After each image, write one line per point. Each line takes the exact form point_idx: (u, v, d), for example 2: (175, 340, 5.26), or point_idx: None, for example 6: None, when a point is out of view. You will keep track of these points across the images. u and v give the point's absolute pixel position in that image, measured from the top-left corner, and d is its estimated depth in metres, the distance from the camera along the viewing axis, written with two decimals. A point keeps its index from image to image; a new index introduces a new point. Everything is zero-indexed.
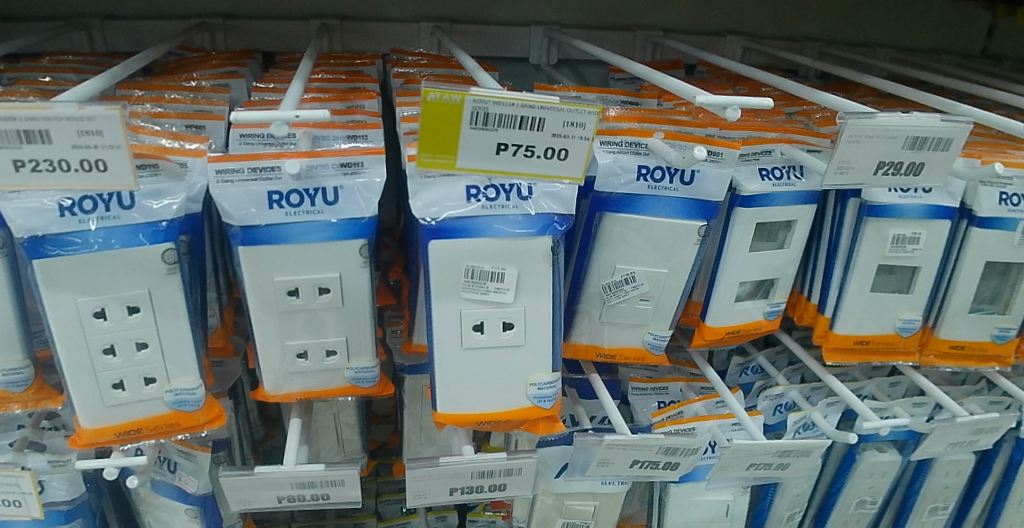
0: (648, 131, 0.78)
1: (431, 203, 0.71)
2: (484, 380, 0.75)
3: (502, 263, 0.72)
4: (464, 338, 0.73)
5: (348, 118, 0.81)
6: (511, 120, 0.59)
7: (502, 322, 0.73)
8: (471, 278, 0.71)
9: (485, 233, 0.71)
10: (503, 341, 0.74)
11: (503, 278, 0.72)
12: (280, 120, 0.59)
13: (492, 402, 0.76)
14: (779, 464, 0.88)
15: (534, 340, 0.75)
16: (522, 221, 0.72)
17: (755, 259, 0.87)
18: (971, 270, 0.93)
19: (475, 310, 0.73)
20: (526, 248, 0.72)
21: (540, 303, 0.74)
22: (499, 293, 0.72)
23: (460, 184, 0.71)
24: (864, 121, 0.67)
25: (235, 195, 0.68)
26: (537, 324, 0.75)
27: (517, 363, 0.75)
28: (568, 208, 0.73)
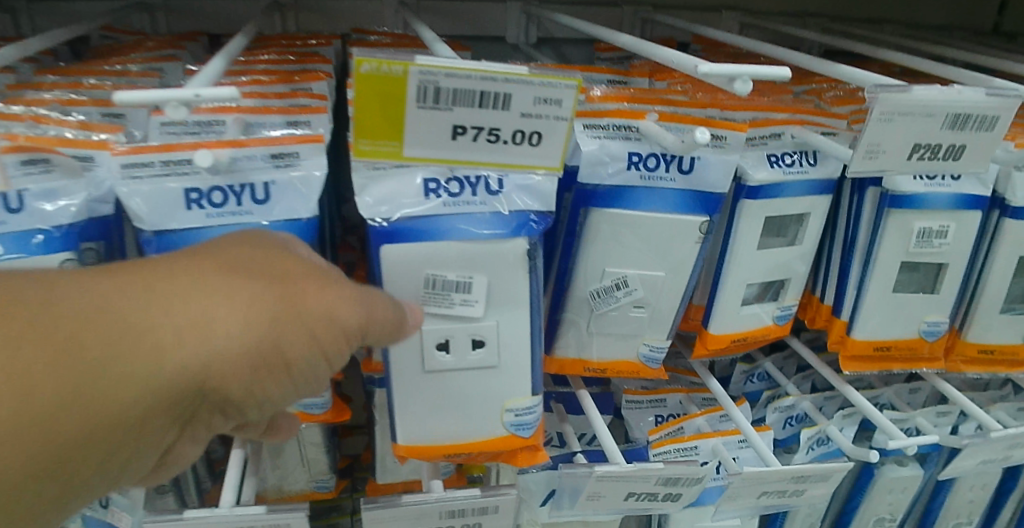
0: (640, 112, 0.67)
1: (384, 199, 0.59)
2: (453, 406, 0.64)
3: (468, 271, 0.61)
4: (429, 357, 0.63)
5: (289, 102, 0.69)
6: (468, 96, 0.49)
7: (471, 339, 0.62)
8: (431, 289, 0.61)
9: (449, 235, 0.60)
10: (473, 360, 0.63)
11: (470, 288, 0.61)
12: (175, 100, 0.48)
13: (462, 432, 0.65)
14: (794, 490, 0.77)
15: (509, 359, 0.64)
16: (491, 220, 0.61)
17: (764, 258, 0.76)
18: (1004, 267, 0.83)
19: (439, 324, 0.62)
20: (498, 251, 0.61)
21: (517, 315, 0.63)
22: (467, 305, 0.61)
23: (417, 175, 0.59)
24: (898, 96, 0.57)
25: (146, 193, 0.57)
26: (513, 341, 0.63)
27: (490, 384, 0.64)
28: (548, 204, 0.62)
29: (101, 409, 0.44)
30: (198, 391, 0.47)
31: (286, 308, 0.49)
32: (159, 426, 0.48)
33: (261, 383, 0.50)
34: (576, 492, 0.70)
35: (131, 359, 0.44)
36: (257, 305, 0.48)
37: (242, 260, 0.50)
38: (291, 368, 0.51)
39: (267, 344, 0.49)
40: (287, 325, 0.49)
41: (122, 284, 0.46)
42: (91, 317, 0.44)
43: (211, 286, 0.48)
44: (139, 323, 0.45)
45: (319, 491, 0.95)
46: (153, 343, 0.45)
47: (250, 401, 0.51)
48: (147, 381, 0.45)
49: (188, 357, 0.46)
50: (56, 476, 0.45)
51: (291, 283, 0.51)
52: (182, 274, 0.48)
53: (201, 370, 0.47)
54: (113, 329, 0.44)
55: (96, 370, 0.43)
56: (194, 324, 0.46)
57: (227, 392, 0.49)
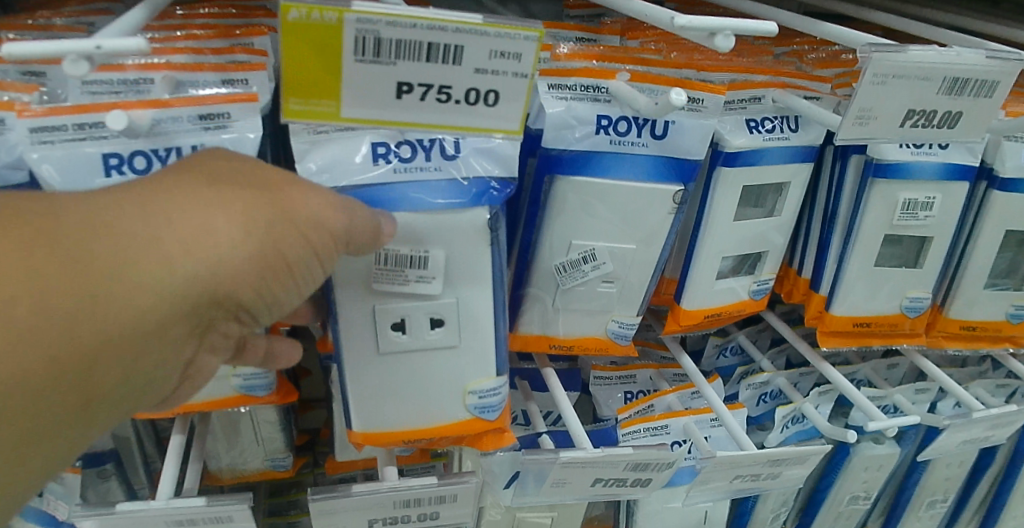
0: (610, 72, 0.61)
1: (328, 165, 0.54)
2: (408, 391, 0.60)
3: (424, 244, 0.55)
4: (381, 338, 0.58)
5: (226, 59, 0.63)
6: (414, 49, 0.43)
7: (428, 318, 0.58)
8: (383, 265, 0.55)
9: (400, 205, 0.54)
10: (431, 340, 0.58)
11: (427, 263, 0.56)
12: (74, 52, 0.42)
13: (421, 418, 0.61)
14: (769, 474, 0.74)
15: (470, 337, 0.59)
16: (446, 188, 0.55)
17: (740, 228, 0.72)
18: (990, 240, 0.79)
19: (393, 303, 0.57)
20: (453, 222, 0.56)
21: (476, 291, 0.58)
22: (423, 282, 0.56)
23: (366, 138, 0.54)
24: (892, 56, 0.52)
25: (58, 159, 0.50)
26: (472, 320, 0.59)
27: (447, 365, 0.60)
28: (509, 169, 0.57)
29: (114, 324, 0.44)
30: (207, 301, 0.46)
31: (278, 214, 0.48)
32: (172, 342, 0.47)
33: (268, 287, 0.49)
34: (541, 476, 0.66)
35: (138, 270, 0.44)
36: (249, 211, 0.47)
37: (228, 169, 0.48)
38: (296, 270, 0.49)
39: (267, 248, 0.47)
40: (284, 228, 0.48)
41: (114, 200, 0.45)
42: (92, 233, 0.43)
43: (197, 196, 0.46)
44: (139, 235, 0.44)
45: (276, 470, 0.89)
46: (154, 254, 0.44)
47: (259, 309, 0.50)
48: (156, 292, 0.44)
49: (191, 266, 0.45)
50: (82, 396, 0.45)
51: (281, 189, 0.49)
52: (172, 188, 0.46)
53: (207, 278, 0.46)
54: (115, 242, 0.43)
55: (105, 282, 0.43)
56: (190, 234, 0.45)
57: (238, 300, 0.48)
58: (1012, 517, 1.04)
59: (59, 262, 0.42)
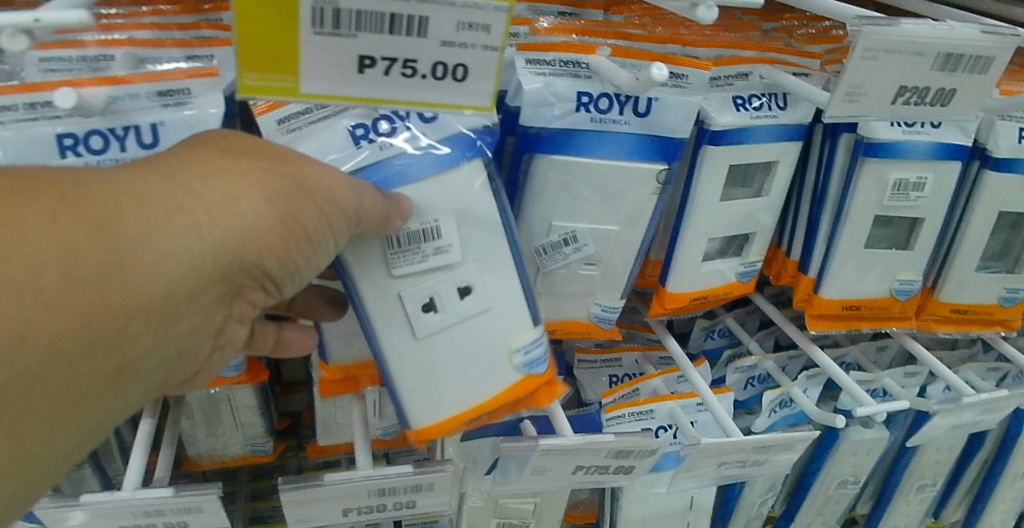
0: (591, 46, 0.59)
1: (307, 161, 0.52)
2: (458, 366, 0.55)
3: (430, 215, 0.53)
4: (413, 318, 0.54)
5: (192, 35, 0.60)
6: (375, 20, 0.41)
7: (456, 287, 0.54)
8: (395, 247, 0.53)
9: (395, 182, 0.52)
10: (464, 310, 0.54)
11: (439, 233, 0.53)
12: (11, 26, 0.39)
13: (477, 393, 0.56)
14: (754, 461, 0.73)
15: (502, 297, 0.56)
16: (429, 158, 0.53)
17: (727, 209, 0.70)
18: (983, 222, 0.77)
19: (417, 282, 0.53)
20: (450, 184, 0.53)
21: (489, 254, 0.55)
22: (441, 254, 0.53)
23: (341, 125, 0.52)
24: (884, 29, 0.50)
25: (9, 141, 0.48)
26: (499, 277, 0.56)
27: (490, 329, 0.55)
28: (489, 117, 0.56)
29: (142, 291, 0.43)
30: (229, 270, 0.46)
31: (295, 184, 0.47)
32: (197, 311, 0.47)
33: (288, 256, 0.48)
34: (521, 464, 0.65)
35: (162, 237, 0.43)
36: (267, 182, 0.46)
37: (245, 142, 0.47)
38: (315, 241, 0.48)
39: (287, 218, 0.46)
40: (303, 200, 0.47)
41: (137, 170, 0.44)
42: (117, 202, 0.43)
43: (215, 166, 0.45)
44: (163, 204, 0.43)
45: (256, 455, 0.88)
46: (177, 222, 0.43)
47: (280, 280, 0.49)
48: (180, 260, 0.44)
49: (214, 235, 0.44)
50: (111, 364, 0.44)
51: (296, 161, 0.47)
52: (190, 160, 0.45)
53: (234, 244, 0.45)
54: (139, 210, 0.43)
55: (130, 249, 0.42)
56: (210, 203, 0.44)
57: (260, 271, 0.48)
58: (1002, 501, 1.03)
59: (88, 227, 0.41)
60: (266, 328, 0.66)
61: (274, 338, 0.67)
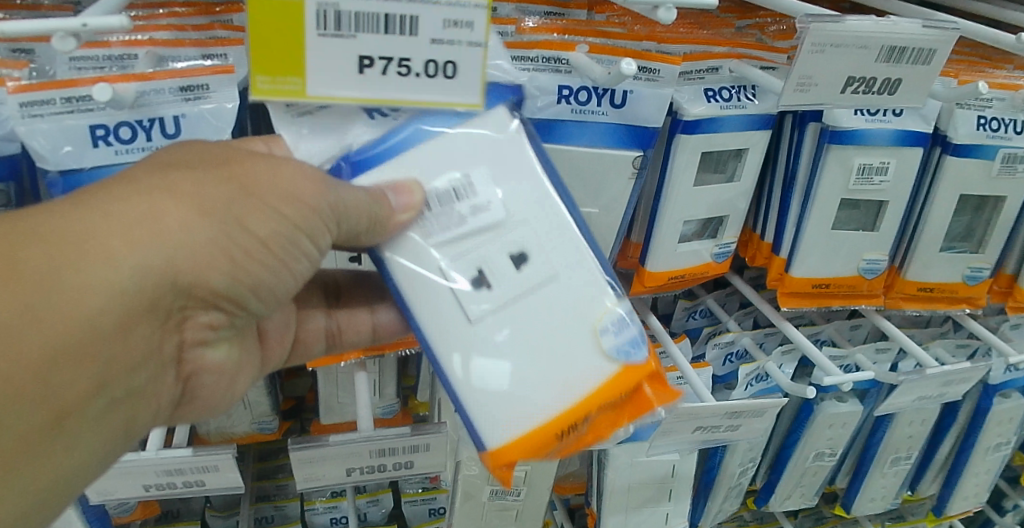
0: (570, 44, 0.65)
1: (323, 149, 0.53)
2: (544, 358, 0.52)
3: (466, 169, 0.52)
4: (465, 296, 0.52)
5: (207, 35, 0.66)
6: (370, 22, 0.47)
7: (508, 254, 0.52)
8: (436, 209, 0.52)
9: (417, 142, 0.52)
10: (521, 281, 0.52)
11: (475, 189, 0.52)
12: (62, 30, 0.45)
13: (571, 382, 0.52)
14: (728, 425, 0.79)
15: (562, 264, 0.53)
16: (450, 113, 0.53)
17: (701, 193, 0.76)
18: (945, 203, 0.83)
19: (464, 250, 0.52)
20: (478, 136, 0.53)
21: (534, 212, 0.53)
22: (480, 213, 0.52)
23: (353, 106, 0.53)
24: (829, 26, 0.55)
25: (46, 132, 0.53)
26: (554, 242, 0.53)
27: (559, 299, 0.52)
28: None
29: (72, 325, 0.46)
30: (170, 287, 0.49)
31: (239, 189, 0.49)
32: (145, 332, 0.50)
33: (236, 266, 0.50)
34: None
35: (89, 268, 0.46)
36: (206, 192, 0.49)
37: (184, 158, 0.50)
38: (268, 245, 0.50)
39: (229, 224, 0.49)
40: (246, 204, 0.49)
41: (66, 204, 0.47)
42: (40, 241, 0.46)
43: (149, 186, 0.48)
44: (89, 234, 0.46)
45: (262, 432, 0.94)
46: (105, 249, 0.46)
47: (237, 291, 0.52)
48: (108, 291, 0.46)
49: (147, 255, 0.47)
50: (58, 400, 0.47)
51: (240, 165, 0.50)
52: (120, 185, 0.48)
53: (162, 266, 0.48)
54: (65, 246, 0.46)
55: (55, 286, 0.45)
56: (141, 224, 0.47)
57: (205, 284, 0.50)
58: (974, 474, 1.08)
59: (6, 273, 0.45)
60: (359, 318, 0.70)
61: (369, 325, 0.70)
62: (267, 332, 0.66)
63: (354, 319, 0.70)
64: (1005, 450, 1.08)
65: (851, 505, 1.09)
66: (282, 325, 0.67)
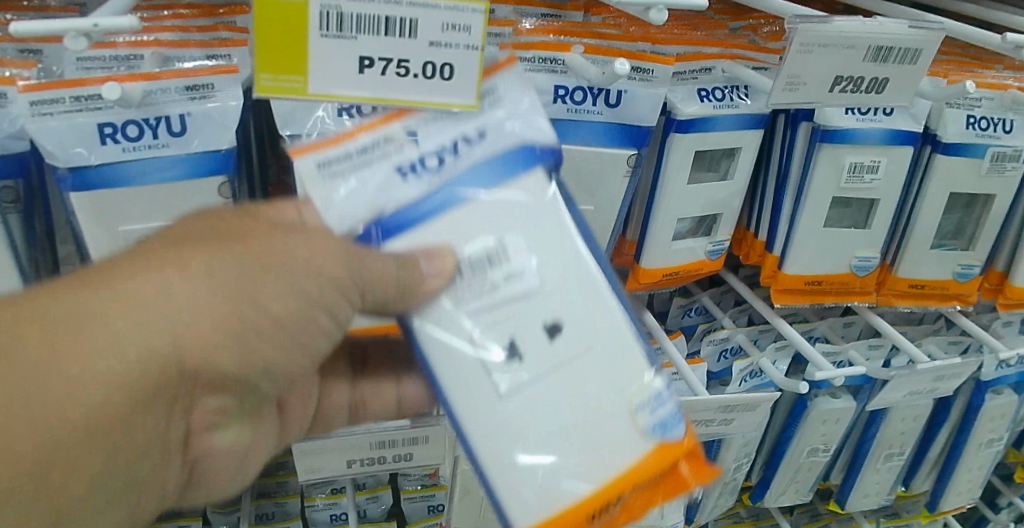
0: (566, 45, 0.66)
1: (348, 210, 0.48)
2: (574, 440, 0.46)
3: (501, 234, 0.48)
4: (500, 380, 0.47)
5: (211, 36, 0.67)
6: (372, 24, 0.49)
7: (543, 325, 0.48)
8: (466, 276, 0.47)
9: (452, 206, 0.47)
10: (558, 355, 0.48)
11: (508, 255, 0.48)
12: (74, 30, 0.47)
13: (603, 465, 0.46)
14: (722, 420, 0.80)
15: (598, 338, 0.48)
16: (487, 170, 0.48)
17: (695, 191, 0.77)
18: (936, 201, 0.84)
19: (495, 323, 0.47)
20: (517, 197, 0.48)
21: (573, 283, 0.48)
22: (513, 280, 0.47)
23: (386, 166, 0.48)
24: (817, 27, 0.56)
25: (56, 130, 0.55)
26: (597, 315, 0.48)
27: (593, 374, 0.48)
28: (546, 135, 0.50)
29: (67, 422, 0.44)
30: (177, 371, 0.47)
31: (255, 265, 0.47)
32: (147, 417, 0.48)
33: (248, 351, 0.49)
34: None
35: (86, 360, 0.44)
36: (221, 271, 0.47)
37: (193, 235, 0.48)
38: (284, 323, 0.49)
39: (243, 304, 0.47)
40: (262, 279, 0.47)
41: (65, 288, 0.45)
42: (31, 330, 0.43)
43: (157, 267, 0.46)
44: (87, 319, 0.44)
45: None
46: (107, 332, 0.44)
47: (247, 373, 0.50)
48: (104, 385, 0.44)
49: (148, 345, 0.45)
50: (52, 493, 0.46)
51: (257, 240, 0.48)
52: (121, 265, 0.46)
53: (168, 355, 0.46)
54: (56, 337, 0.43)
55: (48, 381, 0.43)
56: (145, 303, 0.45)
57: (213, 370, 0.48)
58: (966, 469, 1.10)
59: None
60: (384, 390, 0.68)
61: (394, 397, 0.68)
62: (287, 402, 0.64)
63: (378, 391, 0.68)
64: (998, 446, 1.10)
65: (845, 501, 1.11)
66: (303, 398, 0.65)
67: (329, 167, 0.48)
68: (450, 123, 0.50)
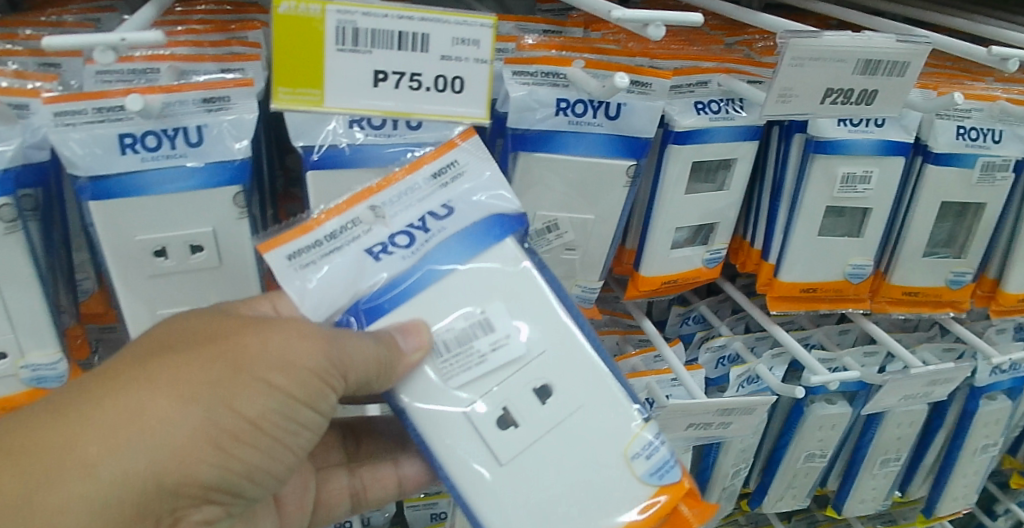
0: (567, 60, 0.69)
1: (328, 292, 0.55)
2: (573, 491, 0.55)
3: (480, 305, 0.56)
4: (499, 444, 0.55)
5: (224, 51, 0.70)
6: (386, 37, 0.52)
7: (533, 389, 0.56)
8: (455, 347, 0.55)
9: (424, 283, 0.56)
10: (546, 418, 0.56)
11: (492, 325, 0.56)
12: (102, 44, 0.49)
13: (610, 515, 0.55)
14: (720, 423, 0.82)
15: (581, 399, 0.57)
16: (454, 246, 0.56)
17: (693, 201, 0.79)
18: (926, 211, 0.86)
19: (489, 393, 0.56)
20: (488, 267, 0.56)
21: (559, 347, 0.57)
22: (500, 348, 0.56)
23: (355, 249, 0.55)
24: (808, 41, 0.59)
25: (78, 140, 0.57)
26: (577, 374, 0.57)
27: (585, 430, 0.56)
28: (513, 204, 0.58)
29: None
30: (158, 489, 0.51)
31: (226, 367, 0.52)
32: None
33: (227, 454, 0.53)
34: None
35: (73, 477, 0.49)
36: (193, 377, 0.52)
37: (170, 340, 0.53)
38: (261, 424, 0.53)
39: (219, 408, 0.52)
40: (234, 383, 0.52)
41: (55, 408, 0.51)
42: (26, 451, 0.49)
43: (134, 382, 0.51)
44: (72, 438, 0.50)
45: None
46: (86, 457, 0.49)
47: (231, 478, 0.54)
48: (91, 499, 0.49)
49: (130, 456, 0.50)
50: None
51: (226, 341, 0.53)
52: (103, 384, 0.51)
53: (149, 467, 0.50)
54: (47, 457, 0.49)
55: (40, 497, 0.49)
56: (124, 423, 0.50)
57: (195, 480, 0.53)
58: (962, 475, 1.11)
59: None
60: (382, 472, 0.73)
61: (394, 478, 0.73)
62: (283, 498, 0.69)
63: (376, 474, 0.72)
64: (992, 452, 1.11)
65: (843, 506, 1.12)
66: (299, 490, 0.70)
67: (300, 258, 0.55)
68: (416, 200, 0.57)
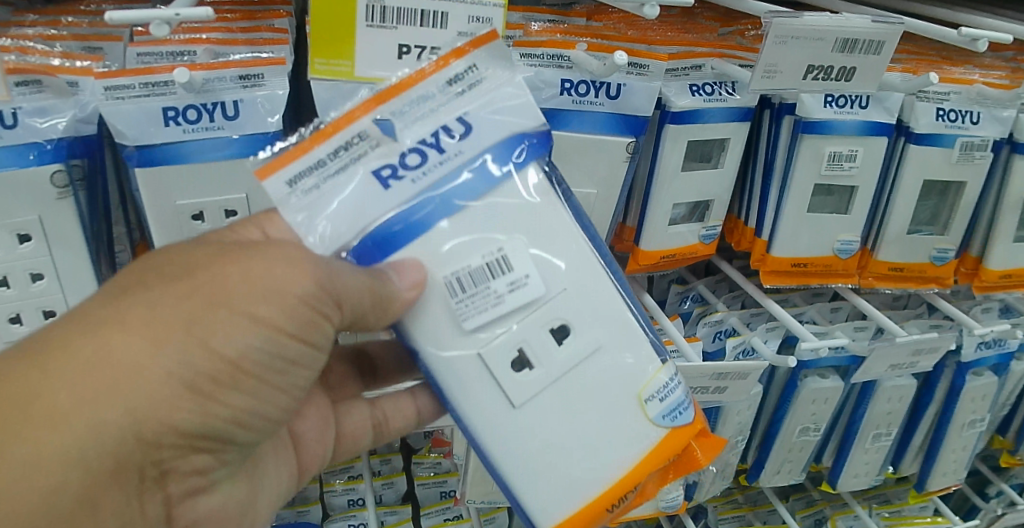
0: (571, 43, 0.74)
1: (339, 217, 0.57)
2: (593, 430, 0.61)
3: (491, 249, 0.58)
4: (514, 387, 0.60)
5: (253, 35, 0.75)
6: (409, 17, 0.63)
7: (552, 328, 0.60)
8: (472, 285, 0.58)
9: (439, 214, 0.57)
10: (562, 361, 0.60)
11: (509, 265, 0.58)
12: (157, 19, 0.55)
13: (623, 455, 0.61)
14: (716, 387, 0.87)
15: (598, 337, 0.61)
16: (467, 173, 0.58)
17: (689, 179, 0.85)
18: (911, 187, 0.92)
19: (505, 337, 0.59)
20: (507, 198, 0.59)
21: (582, 288, 0.60)
22: (517, 289, 0.58)
23: (364, 169, 0.57)
24: (789, 21, 0.64)
25: (128, 112, 0.63)
26: (594, 315, 0.61)
27: (601, 370, 0.61)
28: (534, 120, 0.60)
29: (40, 483, 0.51)
30: (136, 435, 0.53)
31: (204, 303, 0.53)
32: (118, 489, 0.55)
33: (208, 395, 0.55)
34: None
35: (48, 425, 0.51)
36: (167, 315, 0.53)
37: (138, 282, 0.54)
38: (244, 363, 0.55)
39: (197, 347, 0.53)
40: (210, 321, 0.53)
41: (28, 356, 0.52)
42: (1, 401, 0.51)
43: (104, 325, 0.52)
44: (42, 388, 0.51)
45: None
46: (57, 406, 0.51)
47: (216, 423, 0.57)
48: (71, 445, 0.51)
49: (106, 400, 0.51)
50: None
51: (203, 275, 0.54)
52: (77, 328, 0.53)
53: (125, 411, 0.52)
54: (23, 405, 0.51)
55: (18, 445, 0.50)
56: (95, 370, 0.51)
57: (178, 426, 0.55)
58: (950, 450, 1.16)
59: None
60: (403, 403, 0.80)
61: (413, 409, 0.80)
62: (301, 436, 0.74)
63: (396, 405, 0.79)
64: (980, 427, 1.16)
65: (836, 480, 1.17)
66: (318, 428, 0.75)
67: (303, 181, 0.57)
68: (422, 115, 0.58)
